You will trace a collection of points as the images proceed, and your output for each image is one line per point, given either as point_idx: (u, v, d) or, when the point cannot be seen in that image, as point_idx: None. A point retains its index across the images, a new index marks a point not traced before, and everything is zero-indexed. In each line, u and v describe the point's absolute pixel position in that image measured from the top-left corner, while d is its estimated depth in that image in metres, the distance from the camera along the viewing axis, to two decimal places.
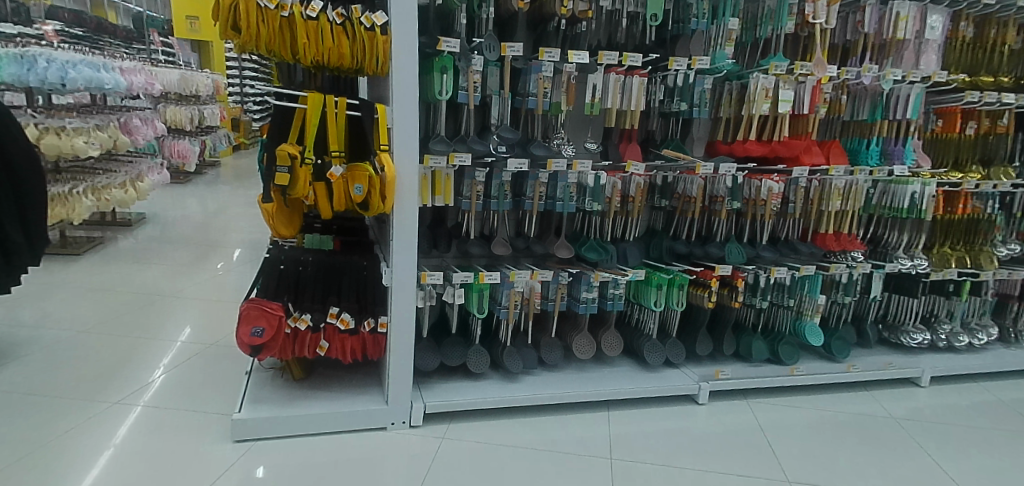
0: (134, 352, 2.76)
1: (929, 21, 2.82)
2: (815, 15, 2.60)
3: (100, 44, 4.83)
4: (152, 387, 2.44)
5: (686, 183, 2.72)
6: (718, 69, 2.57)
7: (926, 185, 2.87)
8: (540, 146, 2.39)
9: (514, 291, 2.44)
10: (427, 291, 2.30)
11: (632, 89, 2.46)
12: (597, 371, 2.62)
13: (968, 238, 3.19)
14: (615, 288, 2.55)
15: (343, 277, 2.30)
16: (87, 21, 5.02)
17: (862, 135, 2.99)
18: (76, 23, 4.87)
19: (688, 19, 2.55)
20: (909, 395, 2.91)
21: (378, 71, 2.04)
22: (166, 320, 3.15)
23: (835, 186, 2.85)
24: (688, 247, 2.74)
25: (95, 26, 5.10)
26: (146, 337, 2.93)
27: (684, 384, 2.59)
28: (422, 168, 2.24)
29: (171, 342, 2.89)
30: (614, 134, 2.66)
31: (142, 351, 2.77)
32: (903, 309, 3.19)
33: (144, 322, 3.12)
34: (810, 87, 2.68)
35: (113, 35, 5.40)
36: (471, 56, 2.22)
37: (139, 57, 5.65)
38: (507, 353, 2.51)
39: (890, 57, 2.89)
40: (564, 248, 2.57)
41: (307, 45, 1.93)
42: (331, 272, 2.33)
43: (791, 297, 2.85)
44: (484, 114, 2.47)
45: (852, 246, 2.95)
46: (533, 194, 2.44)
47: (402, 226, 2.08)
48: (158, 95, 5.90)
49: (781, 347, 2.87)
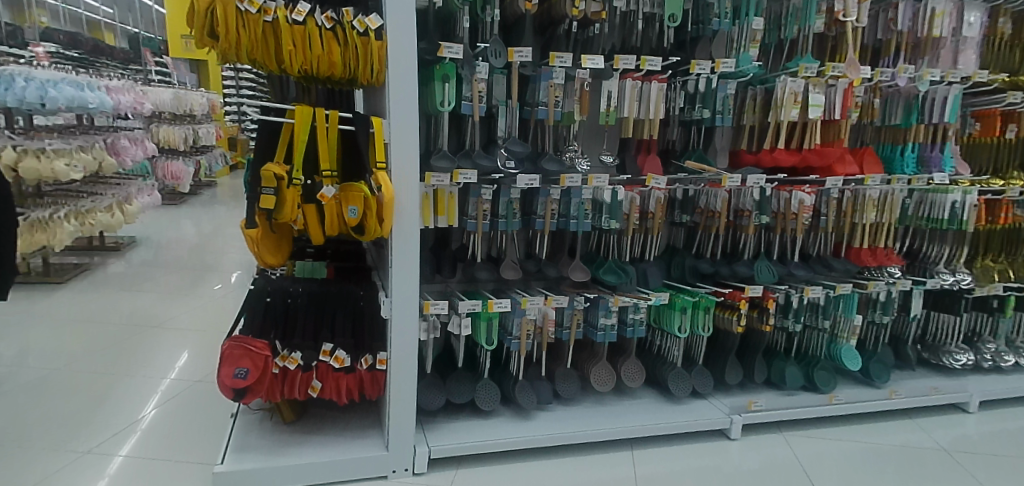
0: (113, 392, 2.53)
1: (966, 18, 2.62)
2: (845, 13, 2.40)
3: (97, 66, 4.67)
4: (129, 434, 2.20)
5: (709, 196, 2.52)
6: (742, 72, 2.38)
7: (968, 194, 2.68)
8: (552, 160, 2.17)
9: (527, 319, 2.21)
10: (431, 322, 2.08)
11: (650, 96, 2.25)
12: (618, 405, 2.39)
13: (1011, 249, 2.96)
14: (636, 313, 2.33)
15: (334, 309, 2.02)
16: (85, 45, 4.88)
17: (895, 141, 2.78)
18: (71, 45, 4.72)
19: (709, 19, 2.33)
20: (957, 423, 2.66)
21: (374, 81, 1.81)
22: (150, 354, 2.91)
23: (869, 196, 2.65)
24: (713, 266, 2.53)
25: (91, 47, 4.94)
26: (129, 373, 2.70)
27: (713, 419, 2.35)
28: (423, 186, 2.03)
29: (154, 380, 2.65)
30: (632, 145, 2.44)
31: (119, 391, 2.53)
32: (945, 329, 2.95)
33: (126, 357, 2.88)
34: (841, 90, 2.49)
35: (110, 56, 5.26)
36: (475, 63, 2.01)
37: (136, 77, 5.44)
38: (519, 387, 2.27)
39: (925, 56, 2.66)
40: (578, 271, 2.33)
41: (293, 53, 1.70)
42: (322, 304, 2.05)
43: (825, 317, 2.65)
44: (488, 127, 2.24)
45: (889, 261, 2.73)
46: (544, 212, 2.22)
47: (402, 251, 1.86)
48: (150, 115, 5.68)
49: (817, 373, 2.64)
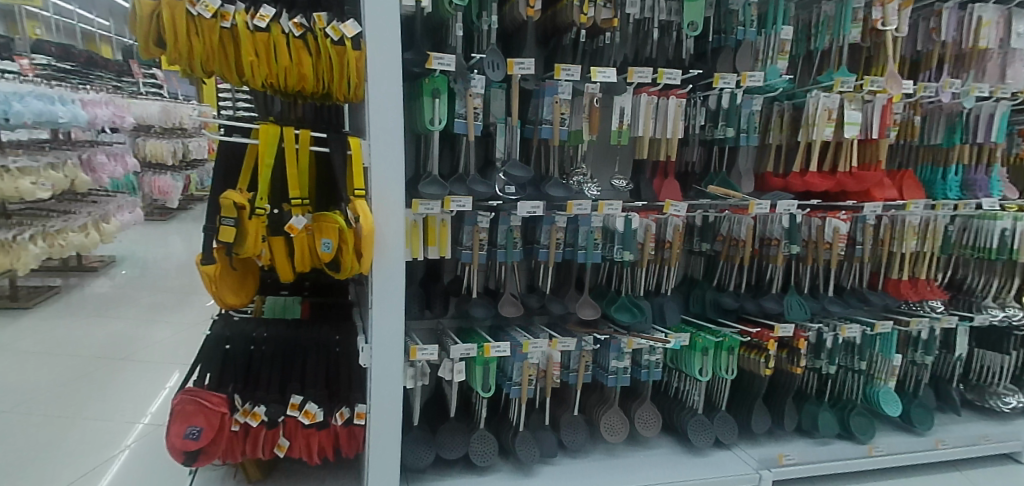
0: (79, 430, 2.24)
1: (1016, 28, 2.32)
2: (884, 22, 2.14)
3: (91, 79, 3.70)
4: (99, 471, 1.94)
5: (731, 222, 2.28)
6: (770, 87, 2.13)
7: (1018, 221, 2.41)
8: (557, 185, 1.92)
9: (528, 363, 1.95)
10: (418, 368, 1.79)
11: (668, 113, 2.01)
12: (632, 457, 2.11)
13: None
14: (652, 355, 2.08)
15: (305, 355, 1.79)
16: (96, 59, 3.78)
17: (937, 162, 2.50)
18: (66, 58, 3.51)
19: (733, 28, 2.08)
20: (1012, 475, 2.37)
21: (351, 97, 1.55)
22: (130, 382, 2.65)
23: (909, 223, 2.39)
24: (737, 301, 2.26)
25: (86, 59, 3.70)
26: (110, 404, 2.42)
27: (740, 474, 2.07)
28: (410, 214, 1.74)
29: (139, 408, 2.38)
30: (647, 168, 2.19)
31: (96, 420, 2.29)
32: (990, 368, 2.67)
33: (105, 387, 2.61)
34: (880, 106, 2.23)
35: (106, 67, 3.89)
36: (469, 76, 1.76)
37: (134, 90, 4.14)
38: (520, 439, 2.00)
39: (970, 68, 2.42)
40: (587, 307, 2.07)
41: (256, 63, 1.46)
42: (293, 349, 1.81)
43: (862, 358, 2.38)
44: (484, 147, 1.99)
45: (932, 295, 2.48)
46: (549, 241, 1.96)
47: (382, 292, 1.57)
48: (134, 126, 4.37)
49: (853, 419, 2.36)
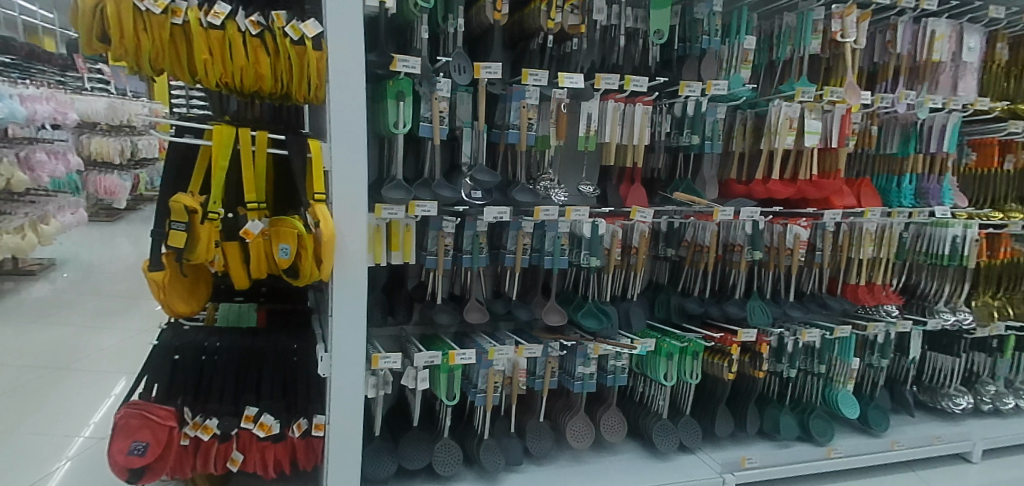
0: (17, 445, 2.13)
1: (966, 42, 2.43)
2: (842, 34, 2.21)
3: (31, 73, 3.49)
4: None
5: (696, 228, 2.31)
6: (735, 95, 2.15)
7: (968, 228, 2.50)
8: (524, 190, 1.91)
9: (493, 370, 1.93)
10: (381, 376, 1.76)
11: (634, 120, 2.02)
12: (598, 463, 2.11)
13: (1012, 284, 2.77)
14: (617, 360, 2.08)
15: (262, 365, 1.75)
16: (37, 52, 3.49)
17: (892, 171, 2.57)
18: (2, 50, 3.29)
19: (697, 36, 2.11)
20: (963, 474, 2.45)
21: (310, 98, 1.51)
22: (73, 392, 2.53)
23: (866, 230, 2.45)
24: (701, 306, 2.30)
25: (25, 52, 3.42)
26: (51, 416, 2.31)
27: (705, 478, 2.09)
28: (373, 219, 1.71)
29: (82, 420, 2.28)
30: (613, 174, 2.20)
31: (36, 434, 2.18)
32: (942, 370, 2.76)
33: (47, 398, 2.49)
34: (839, 116, 2.28)
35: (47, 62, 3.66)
36: (435, 79, 1.74)
37: (77, 85, 3.93)
38: (485, 447, 1.97)
39: (925, 81, 2.48)
40: (553, 313, 2.05)
41: (209, 62, 1.41)
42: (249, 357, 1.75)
43: (821, 361, 2.44)
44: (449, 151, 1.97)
45: (888, 300, 2.52)
46: (516, 246, 1.95)
47: (343, 299, 1.53)
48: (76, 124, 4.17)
49: (813, 422, 2.41)
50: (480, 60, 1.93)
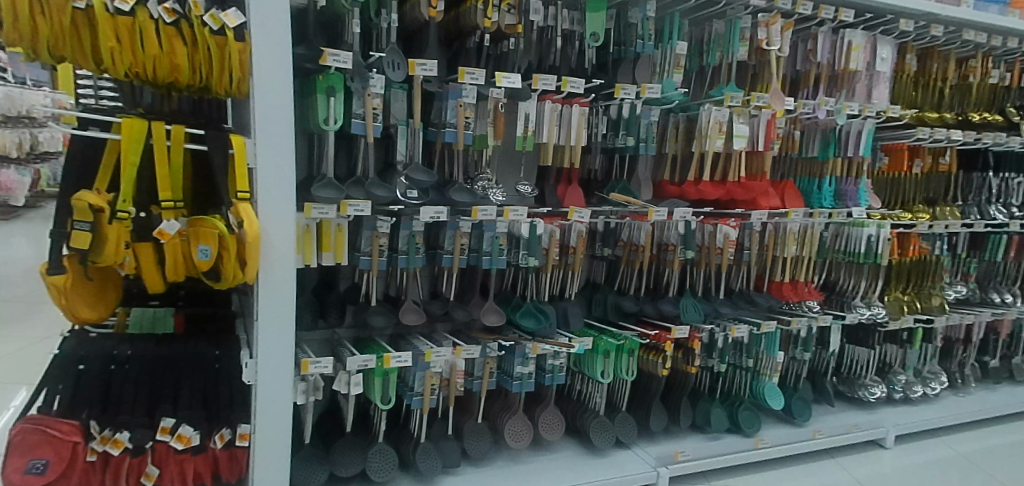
0: None
1: (879, 53, 2.57)
2: (768, 42, 2.30)
3: None
4: None
5: (631, 228, 2.36)
6: (667, 98, 2.22)
7: (881, 228, 2.64)
8: (461, 190, 1.89)
9: (430, 372, 1.90)
10: (311, 382, 1.69)
11: (571, 121, 2.04)
12: (535, 462, 2.12)
13: (919, 280, 2.96)
14: (556, 359, 2.10)
15: (182, 374, 1.63)
16: None
17: (813, 174, 2.69)
18: None
19: (631, 40, 2.16)
20: (877, 459, 2.61)
21: (233, 92, 1.44)
22: None
23: (790, 230, 2.57)
24: (636, 304, 2.34)
25: None
26: None
27: (640, 473, 2.14)
28: (302, 218, 1.65)
29: None
30: (551, 174, 2.21)
31: None
32: (858, 362, 2.93)
33: None
34: (764, 121, 2.38)
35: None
36: (368, 74, 1.68)
37: None
38: (421, 450, 1.95)
39: (843, 89, 2.61)
40: (491, 313, 2.04)
41: (116, 50, 1.31)
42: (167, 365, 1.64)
43: (748, 356, 2.55)
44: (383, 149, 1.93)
45: (809, 296, 2.66)
46: (453, 247, 1.93)
47: (269, 302, 1.48)
48: None
49: (741, 414, 2.51)
50: (415, 57, 1.90)
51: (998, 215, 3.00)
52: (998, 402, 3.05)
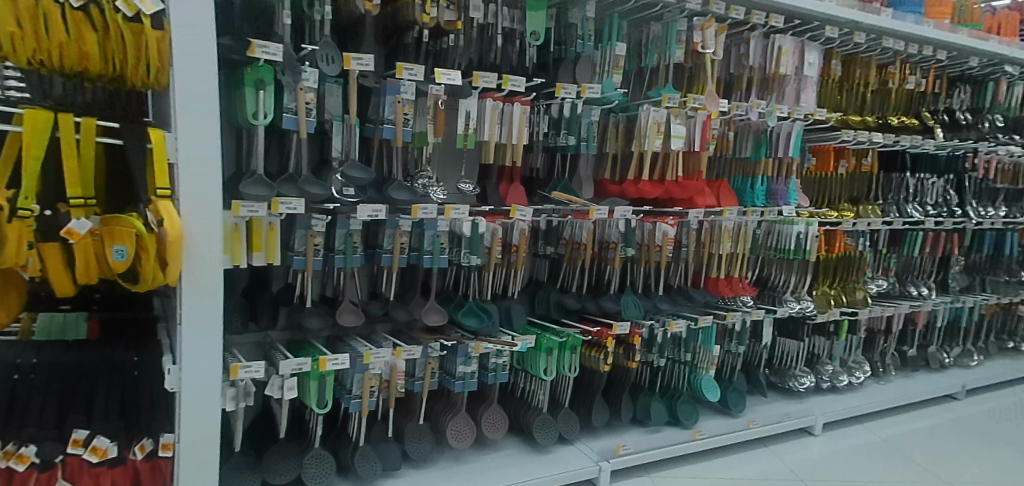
0: None
1: (807, 58, 2.70)
2: (703, 45, 2.37)
3: None
4: None
5: (573, 227, 2.37)
6: (607, 99, 2.25)
7: (809, 226, 2.77)
8: (400, 188, 1.84)
9: (369, 374, 1.87)
10: (241, 388, 1.62)
11: (513, 119, 2.04)
12: (478, 462, 2.11)
13: (845, 275, 3.11)
14: (498, 357, 2.10)
15: (94, 382, 1.56)
16: None
17: (746, 174, 2.78)
18: None
19: (572, 40, 2.19)
20: (806, 446, 2.73)
21: (151, 82, 1.36)
22: None
23: (724, 228, 2.65)
24: (579, 301, 2.37)
25: None
26: None
27: (582, 468, 2.16)
28: (229, 217, 1.58)
29: None
30: (493, 172, 2.21)
31: None
32: (789, 354, 3.06)
33: None
34: (700, 122, 2.46)
35: None
36: (299, 68, 1.64)
37: None
38: (360, 454, 1.90)
39: (773, 92, 2.71)
40: (433, 313, 2.01)
41: (17, 36, 1.22)
42: (78, 374, 1.57)
43: (687, 350, 2.60)
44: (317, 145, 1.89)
45: (743, 291, 2.76)
46: (392, 245, 1.89)
47: (194, 304, 1.41)
48: None
49: (680, 407, 2.58)
50: (350, 52, 1.84)
51: (915, 213, 3.19)
52: (915, 388, 3.25)
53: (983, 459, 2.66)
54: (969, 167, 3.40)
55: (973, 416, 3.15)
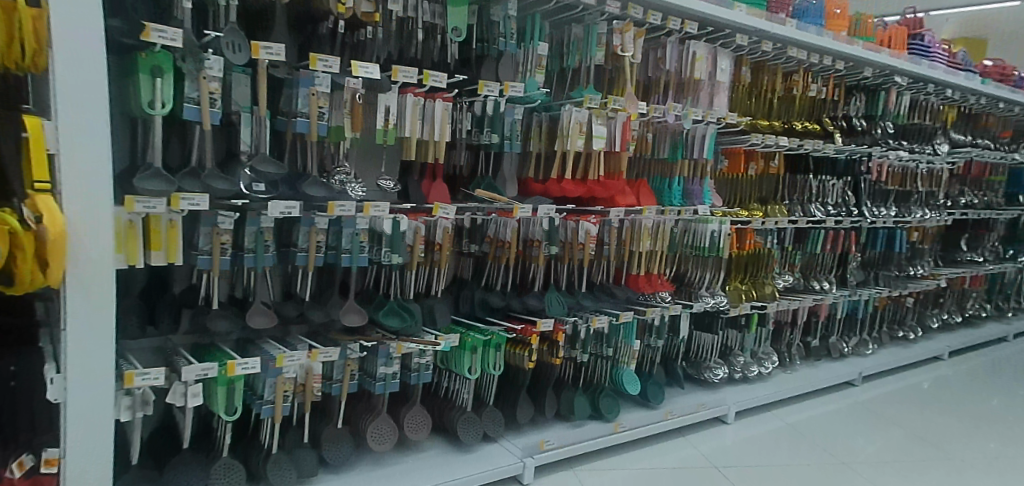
0: None
1: (719, 65, 2.82)
2: (623, 48, 2.43)
3: None
4: None
5: (497, 225, 2.36)
6: (530, 98, 2.28)
7: (723, 224, 2.93)
8: (316, 184, 1.79)
9: (283, 378, 1.78)
10: (137, 398, 1.50)
11: (434, 115, 2.01)
12: (400, 464, 2.07)
13: (754, 271, 3.29)
14: (421, 357, 2.08)
15: None
16: None
17: (664, 174, 2.87)
18: None
19: (495, 38, 2.17)
20: (720, 434, 2.85)
21: (25, 65, 1.25)
22: None
23: (644, 226, 2.72)
24: (503, 299, 2.38)
25: None
26: None
27: (506, 465, 2.17)
28: (121, 213, 1.47)
29: None
30: (416, 169, 2.18)
31: None
32: (703, 347, 3.20)
33: None
34: (620, 123, 2.51)
35: None
36: (202, 56, 1.55)
37: None
38: (273, 462, 1.82)
39: (688, 97, 2.81)
40: (352, 313, 1.95)
41: None
42: None
43: (609, 346, 2.67)
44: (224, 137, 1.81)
45: (662, 287, 2.84)
46: (308, 244, 1.83)
47: (81, 306, 1.30)
48: None
49: (602, 401, 2.63)
50: (259, 41, 1.76)
51: (817, 212, 3.40)
52: (818, 376, 3.47)
53: (876, 439, 2.87)
54: (865, 170, 3.66)
55: (868, 400, 3.41)
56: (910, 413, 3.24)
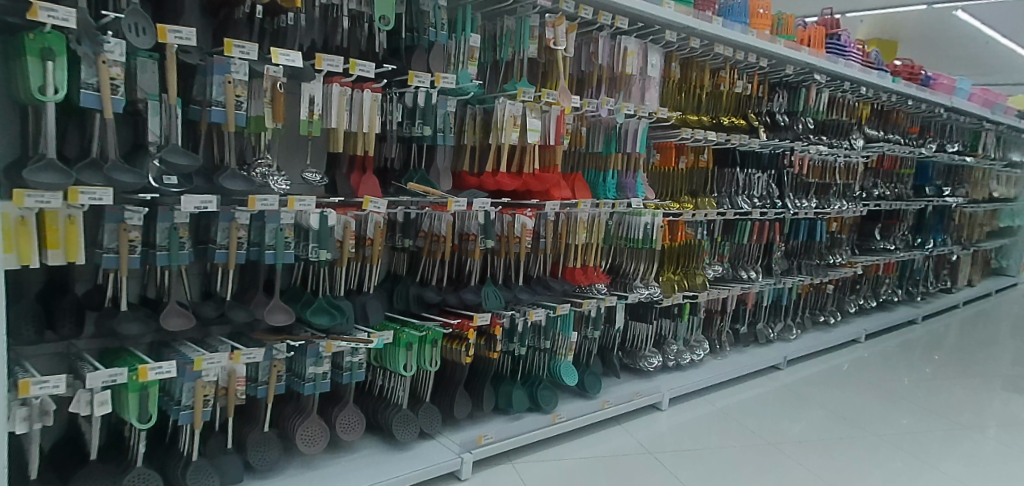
0: None
1: (650, 60, 2.88)
2: (555, 42, 2.43)
3: None
4: None
5: (432, 219, 2.34)
6: (463, 90, 2.22)
7: (655, 217, 2.99)
8: (234, 177, 1.69)
9: (202, 382, 1.70)
10: (33, 408, 1.40)
11: (361, 106, 1.95)
12: (331, 465, 2.01)
13: (686, 262, 3.38)
14: (353, 356, 2.02)
15: None
16: None
17: (598, 168, 2.91)
18: None
19: (424, 28, 2.12)
20: (655, 421, 2.92)
21: None
22: None
23: (579, 219, 2.75)
24: (439, 294, 2.33)
25: None
26: None
27: (442, 462, 2.14)
28: (10, 208, 1.35)
29: None
30: (344, 162, 2.10)
31: None
32: (639, 337, 3.27)
33: None
34: (554, 116, 2.52)
35: None
36: (100, 37, 1.44)
37: None
38: (192, 471, 1.72)
39: (621, 90, 2.87)
40: (277, 312, 1.84)
41: None
42: None
43: (546, 338, 2.67)
44: (131, 128, 1.71)
45: (598, 279, 2.88)
46: (228, 240, 1.75)
47: None
48: None
49: (540, 393, 2.65)
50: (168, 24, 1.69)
51: (743, 205, 3.54)
52: (746, 361, 3.61)
53: (800, 419, 3.02)
54: (788, 164, 3.82)
55: (793, 383, 3.57)
56: (831, 394, 3.41)
